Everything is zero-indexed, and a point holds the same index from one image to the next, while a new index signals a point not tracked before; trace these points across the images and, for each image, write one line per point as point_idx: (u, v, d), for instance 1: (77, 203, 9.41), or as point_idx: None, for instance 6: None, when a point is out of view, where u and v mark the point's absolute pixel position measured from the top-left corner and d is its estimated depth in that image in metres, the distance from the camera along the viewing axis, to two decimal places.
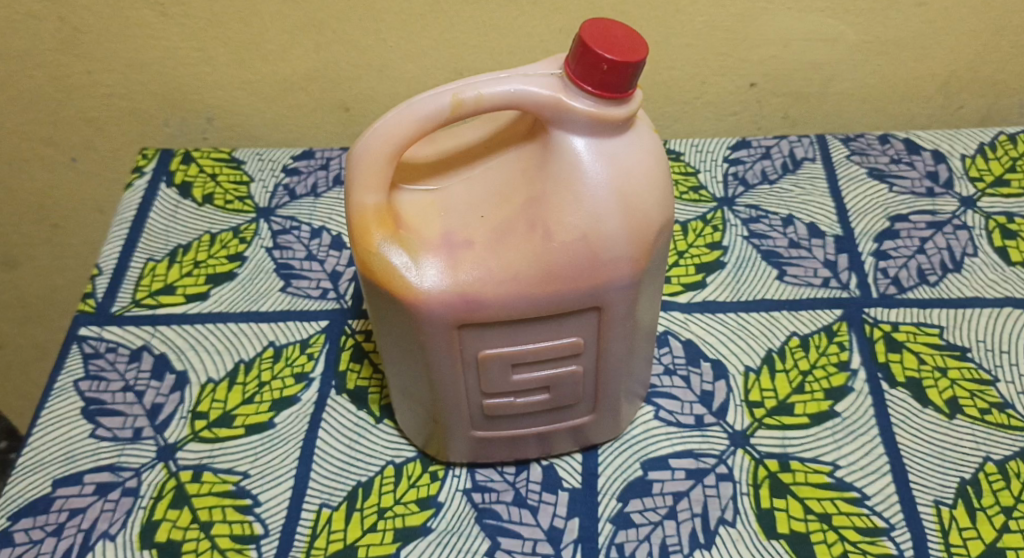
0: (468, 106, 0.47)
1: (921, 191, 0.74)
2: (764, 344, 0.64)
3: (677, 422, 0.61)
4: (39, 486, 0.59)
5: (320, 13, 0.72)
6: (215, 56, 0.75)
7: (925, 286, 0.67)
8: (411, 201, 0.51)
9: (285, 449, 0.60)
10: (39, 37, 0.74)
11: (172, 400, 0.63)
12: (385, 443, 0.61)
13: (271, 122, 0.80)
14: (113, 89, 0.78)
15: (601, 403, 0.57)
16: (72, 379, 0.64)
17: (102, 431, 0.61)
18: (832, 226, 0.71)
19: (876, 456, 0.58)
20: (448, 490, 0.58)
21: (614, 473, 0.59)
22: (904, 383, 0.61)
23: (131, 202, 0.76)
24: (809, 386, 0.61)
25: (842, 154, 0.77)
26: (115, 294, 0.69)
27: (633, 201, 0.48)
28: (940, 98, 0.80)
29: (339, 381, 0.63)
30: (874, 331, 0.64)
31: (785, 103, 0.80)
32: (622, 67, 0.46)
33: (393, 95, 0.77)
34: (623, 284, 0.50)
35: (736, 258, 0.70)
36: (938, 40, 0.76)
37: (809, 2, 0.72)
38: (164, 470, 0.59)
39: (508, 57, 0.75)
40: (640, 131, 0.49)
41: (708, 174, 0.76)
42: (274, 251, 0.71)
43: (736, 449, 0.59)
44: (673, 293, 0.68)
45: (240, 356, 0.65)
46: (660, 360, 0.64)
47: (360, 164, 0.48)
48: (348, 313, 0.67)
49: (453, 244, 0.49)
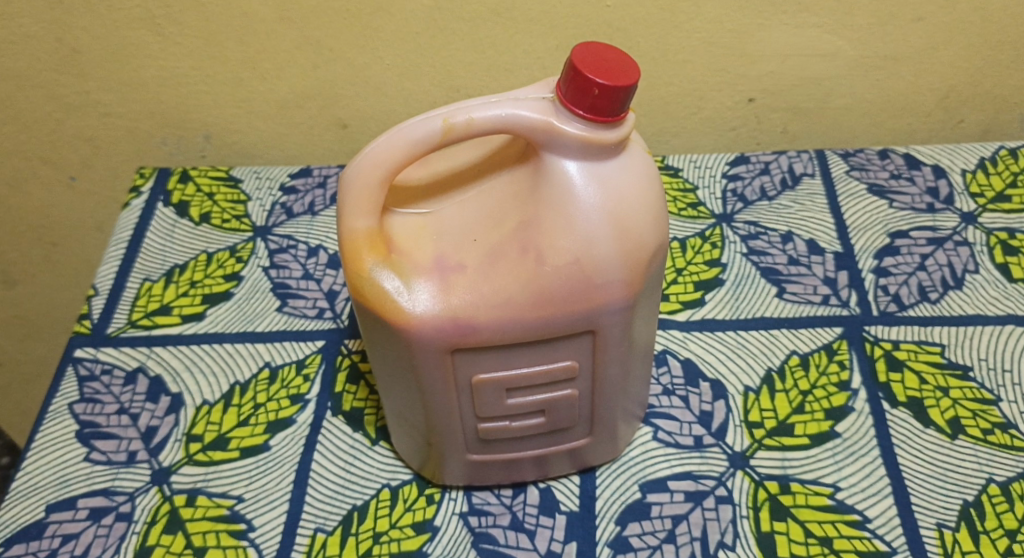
0: (458, 131, 0.47)
1: (921, 207, 0.73)
2: (764, 364, 0.63)
3: (676, 443, 0.60)
4: (33, 511, 0.58)
5: (316, 32, 0.71)
6: (212, 75, 0.74)
7: (926, 304, 0.66)
8: (403, 225, 0.50)
9: (279, 472, 0.59)
10: (37, 58, 0.74)
11: (166, 423, 0.62)
12: (382, 466, 0.60)
13: (269, 140, 0.80)
14: (111, 108, 0.78)
15: (598, 425, 0.56)
16: (67, 402, 0.63)
17: (96, 455, 0.60)
18: (831, 243, 0.71)
19: (876, 478, 0.57)
20: (444, 513, 0.58)
21: (612, 495, 0.58)
22: (905, 403, 0.61)
23: (128, 221, 0.75)
24: (809, 405, 0.61)
25: (842, 170, 0.76)
26: (111, 314, 0.68)
27: (627, 224, 0.47)
28: (940, 112, 0.80)
29: (334, 402, 0.63)
30: (875, 349, 0.63)
31: (785, 118, 0.79)
32: (613, 92, 0.46)
33: (390, 113, 0.77)
34: (617, 308, 0.49)
35: (735, 275, 0.69)
36: (937, 54, 0.75)
37: (807, 18, 0.72)
38: (158, 494, 0.59)
39: (505, 74, 0.74)
40: (633, 154, 0.49)
41: (707, 190, 0.76)
42: (271, 270, 0.71)
43: (736, 471, 0.58)
44: (671, 312, 0.67)
45: (235, 378, 0.64)
46: (659, 380, 0.63)
47: (352, 188, 0.48)
48: (344, 333, 0.67)
49: (445, 268, 0.49)
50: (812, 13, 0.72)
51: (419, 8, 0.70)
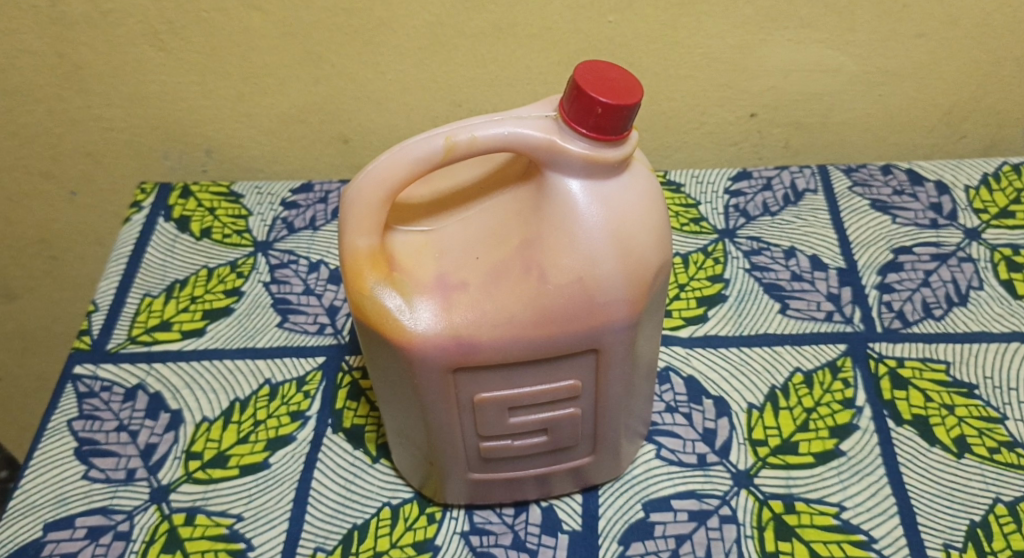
0: (461, 149, 0.47)
1: (924, 223, 0.73)
2: (768, 381, 0.63)
3: (679, 461, 0.59)
4: (30, 530, 0.58)
5: (318, 48, 0.71)
6: (214, 90, 0.74)
7: (930, 320, 0.66)
8: (405, 242, 0.50)
9: (279, 490, 0.59)
10: (38, 73, 0.74)
11: (166, 440, 0.62)
12: (382, 484, 0.59)
13: (270, 155, 0.79)
14: (112, 123, 0.77)
15: (601, 444, 0.56)
16: (65, 419, 0.63)
17: (95, 473, 0.60)
18: (835, 258, 0.70)
19: (882, 497, 0.57)
20: (445, 533, 0.57)
21: (615, 514, 0.57)
22: (910, 421, 0.60)
23: (129, 235, 0.75)
24: (813, 423, 0.60)
25: (845, 186, 0.76)
26: (111, 330, 0.68)
27: (629, 243, 0.47)
28: (943, 127, 0.79)
29: (335, 419, 0.62)
30: (879, 366, 0.63)
31: (786, 133, 0.79)
32: (616, 110, 0.46)
33: (391, 128, 0.77)
34: (620, 326, 0.49)
35: (737, 291, 0.69)
36: (939, 70, 0.75)
37: (809, 33, 0.72)
38: (157, 512, 0.58)
39: (507, 89, 0.74)
40: (636, 172, 0.48)
41: (709, 205, 0.76)
42: (271, 286, 0.71)
43: (740, 490, 0.58)
44: (674, 328, 0.67)
45: (235, 395, 0.64)
46: (661, 397, 0.63)
47: (353, 206, 0.48)
48: (345, 349, 0.66)
49: (447, 286, 0.48)
50: (814, 30, 0.72)
51: (420, 24, 0.70)
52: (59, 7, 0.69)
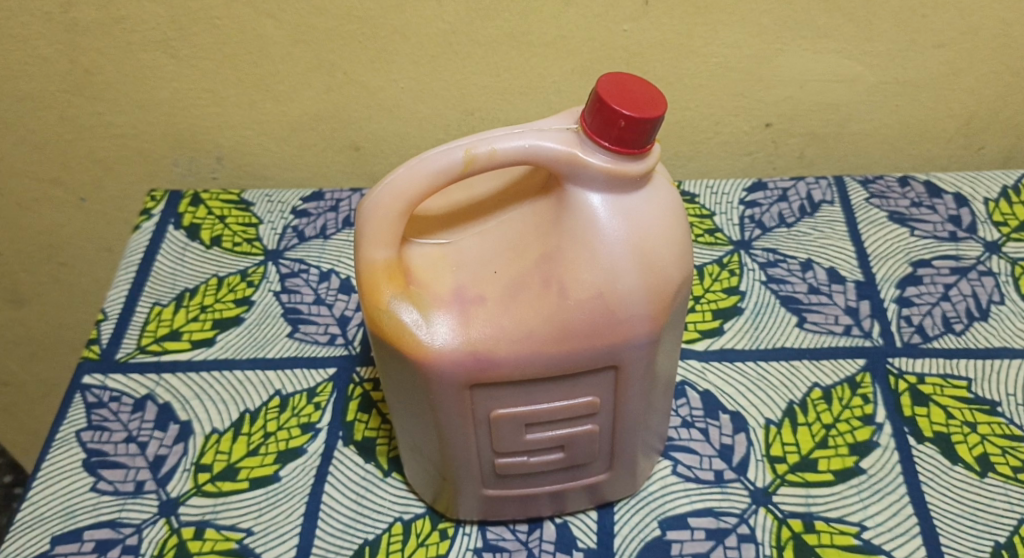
0: (480, 161, 0.46)
1: (944, 235, 0.72)
2: (785, 396, 0.62)
3: (696, 477, 0.59)
4: (37, 543, 0.57)
5: (331, 56, 0.71)
6: (225, 97, 0.74)
7: (951, 335, 0.65)
8: (421, 255, 0.49)
9: (290, 504, 0.58)
10: (50, 80, 0.74)
11: (175, 452, 0.61)
12: (394, 498, 0.59)
13: (281, 162, 0.79)
14: (122, 129, 0.77)
15: (618, 460, 0.55)
16: (74, 429, 0.62)
17: (103, 485, 0.59)
18: (852, 271, 0.70)
19: (904, 516, 0.56)
20: (458, 549, 0.56)
21: (631, 532, 0.57)
22: (931, 438, 0.59)
23: (138, 243, 0.74)
24: (832, 440, 0.59)
25: (862, 197, 0.75)
26: (121, 339, 0.67)
27: (651, 258, 0.46)
28: (961, 138, 0.78)
29: (346, 432, 0.62)
30: (899, 383, 0.62)
31: (802, 143, 0.78)
32: (640, 123, 0.45)
33: (403, 136, 0.76)
34: (640, 343, 0.48)
35: (754, 304, 0.68)
36: (958, 81, 0.74)
37: (826, 43, 0.71)
38: (166, 526, 0.57)
39: (520, 97, 0.73)
40: (657, 186, 0.48)
41: (724, 216, 0.75)
42: (282, 295, 0.70)
43: (758, 508, 0.57)
44: (690, 340, 0.66)
45: (246, 406, 0.63)
46: (677, 412, 0.62)
47: (371, 219, 0.47)
48: (356, 360, 0.66)
49: (465, 300, 0.48)
50: (831, 39, 0.71)
51: (434, 32, 0.69)
52: (71, 13, 0.69)
